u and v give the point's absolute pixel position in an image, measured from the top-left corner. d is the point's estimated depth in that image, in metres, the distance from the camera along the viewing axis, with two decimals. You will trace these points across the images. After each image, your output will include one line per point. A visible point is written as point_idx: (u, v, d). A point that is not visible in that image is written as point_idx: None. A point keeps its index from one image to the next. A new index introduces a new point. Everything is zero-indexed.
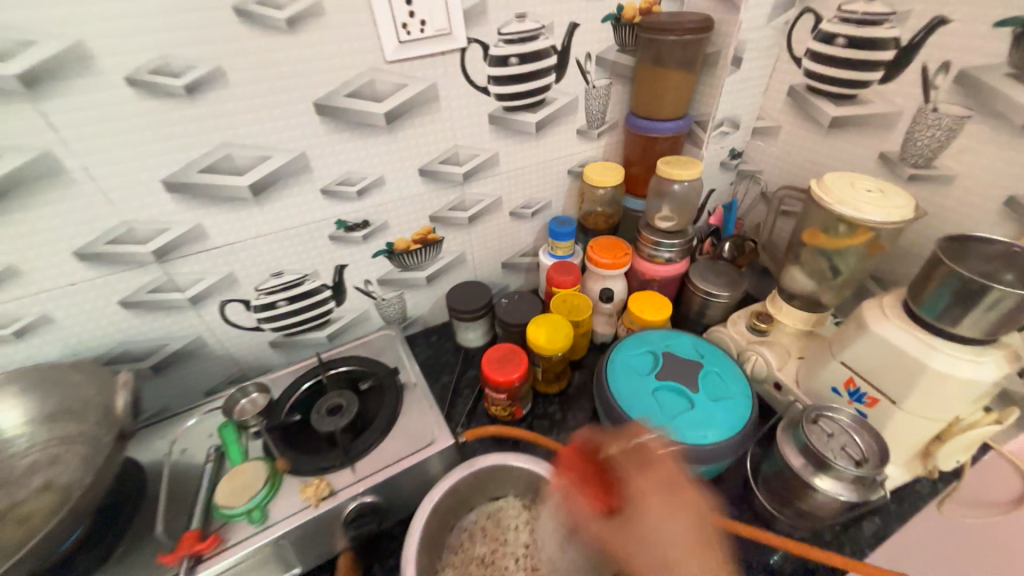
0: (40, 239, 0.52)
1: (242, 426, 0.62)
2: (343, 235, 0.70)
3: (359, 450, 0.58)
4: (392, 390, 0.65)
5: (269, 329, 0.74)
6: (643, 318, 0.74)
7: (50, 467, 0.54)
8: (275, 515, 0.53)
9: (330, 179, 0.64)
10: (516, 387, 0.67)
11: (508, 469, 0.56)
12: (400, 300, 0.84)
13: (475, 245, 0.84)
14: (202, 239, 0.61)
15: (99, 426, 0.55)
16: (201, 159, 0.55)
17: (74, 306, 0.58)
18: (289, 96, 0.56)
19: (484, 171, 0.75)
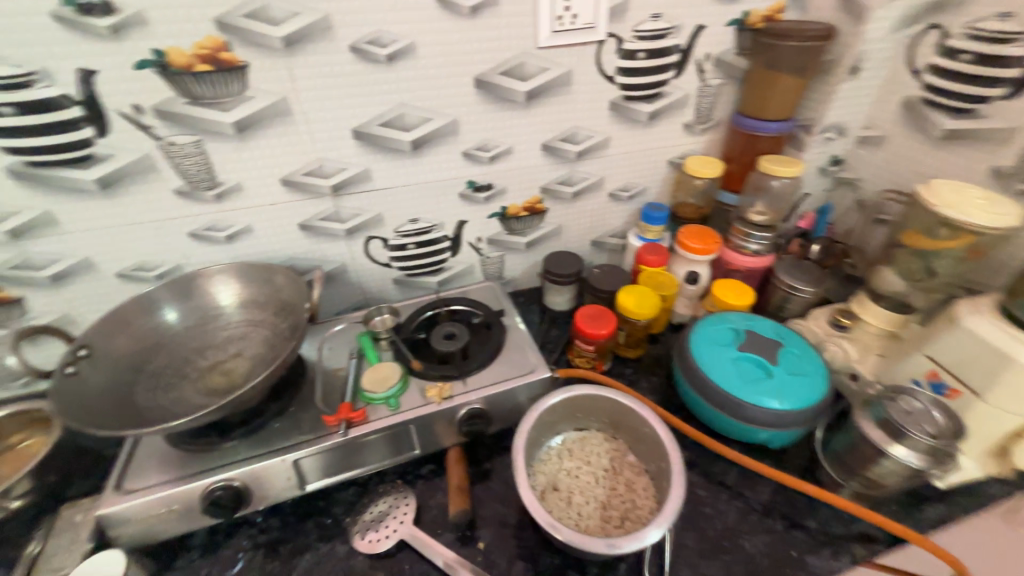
0: (262, 164, 0.68)
1: (374, 336, 0.75)
2: (470, 194, 0.82)
3: (472, 367, 0.70)
4: (497, 327, 0.77)
5: (396, 267, 0.87)
6: (725, 301, 0.80)
7: (241, 340, 0.69)
8: (406, 405, 0.65)
9: (471, 144, 0.76)
10: (603, 343, 0.75)
11: (598, 401, 0.65)
12: (500, 260, 0.95)
13: (574, 219, 0.94)
14: (366, 181, 0.75)
15: (280, 316, 0.70)
16: (383, 114, 0.69)
17: (269, 222, 0.74)
18: (457, 69, 0.68)
19: (595, 152, 0.85)
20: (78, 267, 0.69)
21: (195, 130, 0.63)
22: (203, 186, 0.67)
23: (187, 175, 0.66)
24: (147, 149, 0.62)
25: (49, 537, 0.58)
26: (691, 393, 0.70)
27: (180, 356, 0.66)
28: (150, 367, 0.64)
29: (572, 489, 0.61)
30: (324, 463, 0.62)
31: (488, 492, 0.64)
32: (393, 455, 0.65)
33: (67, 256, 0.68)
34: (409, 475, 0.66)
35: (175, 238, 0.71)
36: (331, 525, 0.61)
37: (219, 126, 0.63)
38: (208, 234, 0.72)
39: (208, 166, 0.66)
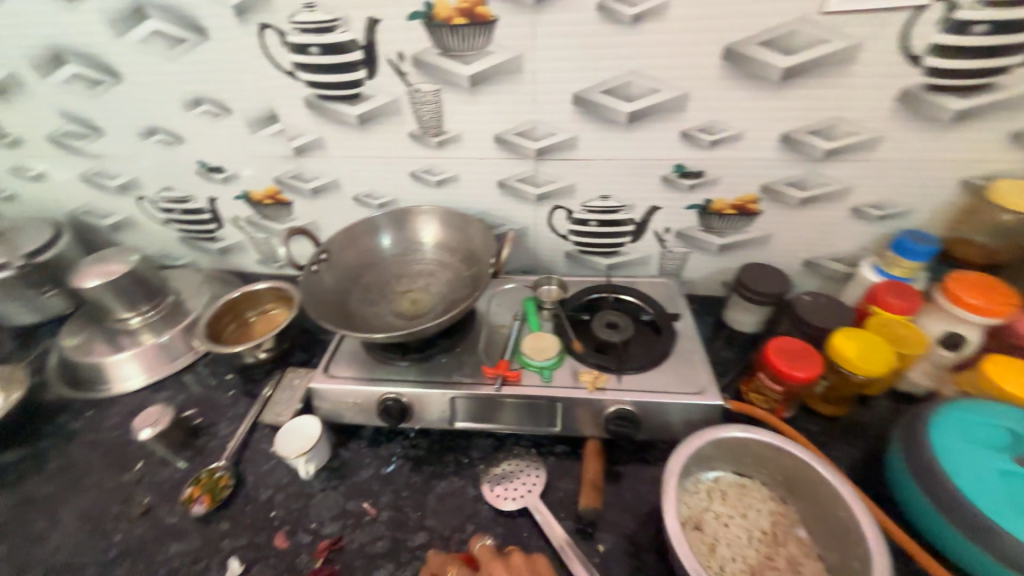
0: (483, 118, 0.71)
1: (539, 304, 0.77)
2: (674, 179, 0.74)
3: (632, 365, 0.65)
4: (667, 330, 0.70)
5: (572, 241, 0.85)
6: (1003, 387, 0.57)
7: (430, 277, 0.76)
8: (557, 381, 0.64)
9: (695, 124, 0.68)
10: (797, 387, 0.62)
11: (778, 454, 0.54)
12: (683, 258, 0.85)
13: (790, 231, 0.78)
14: (570, 149, 0.73)
15: (465, 265, 0.76)
16: (610, 81, 0.65)
17: (474, 174, 0.78)
18: (708, 36, 0.60)
19: (851, 152, 0.67)
20: (330, 185, 0.85)
21: (438, 80, 0.68)
22: (431, 132, 0.74)
23: (422, 120, 0.73)
24: (398, 94, 0.71)
25: (276, 388, 0.76)
26: (912, 489, 0.53)
27: (383, 277, 0.77)
28: (363, 280, 0.76)
29: (718, 537, 0.53)
30: (472, 409, 0.66)
31: (617, 497, 0.61)
32: (532, 424, 0.65)
33: (325, 175, 0.83)
34: (542, 448, 0.67)
35: (399, 175, 0.81)
36: (466, 465, 0.66)
37: (458, 78, 0.68)
38: (424, 176, 0.80)
39: (440, 114, 0.72)
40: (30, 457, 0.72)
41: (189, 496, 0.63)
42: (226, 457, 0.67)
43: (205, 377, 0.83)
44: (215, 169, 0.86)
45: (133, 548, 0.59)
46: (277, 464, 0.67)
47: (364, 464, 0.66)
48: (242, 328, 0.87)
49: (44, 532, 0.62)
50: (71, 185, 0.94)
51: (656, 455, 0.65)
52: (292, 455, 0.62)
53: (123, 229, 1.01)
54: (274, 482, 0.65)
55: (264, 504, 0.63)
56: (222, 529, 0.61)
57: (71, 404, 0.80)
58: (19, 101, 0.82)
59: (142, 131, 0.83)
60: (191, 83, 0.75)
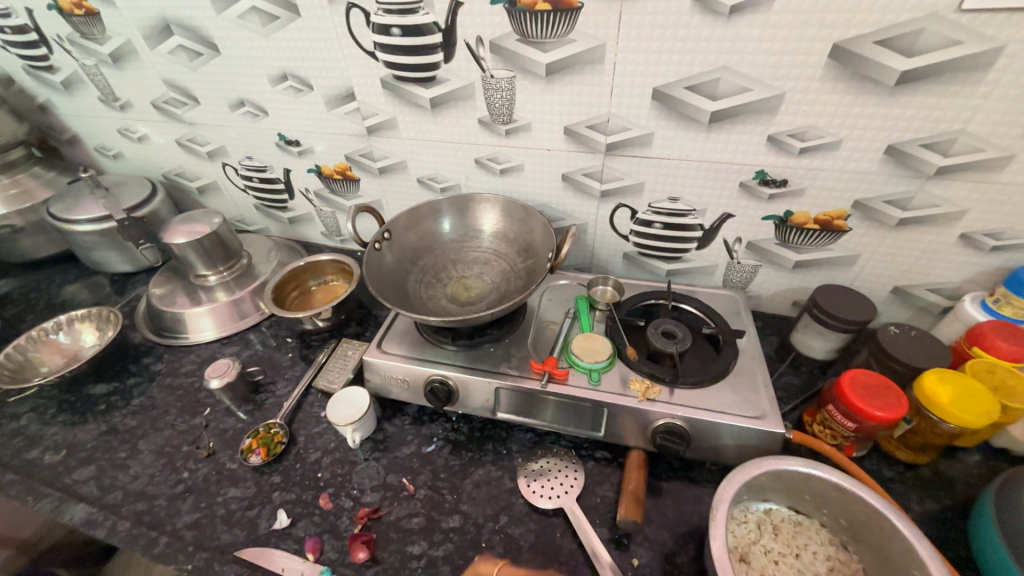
0: (556, 109, 0.70)
1: (592, 304, 0.75)
2: (754, 186, 0.69)
3: (687, 379, 0.62)
4: (728, 347, 0.66)
5: (632, 243, 0.82)
6: None
7: (485, 266, 0.77)
8: (605, 386, 0.63)
9: (785, 128, 0.62)
10: (873, 427, 0.57)
11: (845, 497, 0.49)
12: (752, 271, 0.79)
13: (882, 253, 0.70)
14: (643, 146, 0.70)
15: (522, 257, 0.75)
16: (696, 76, 0.61)
17: (540, 165, 0.77)
18: (815, 32, 0.54)
19: (972, 171, 0.59)
20: (397, 166, 0.86)
21: (514, 67, 0.67)
22: (501, 120, 0.73)
23: (493, 107, 0.72)
24: (473, 79, 0.70)
25: (331, 356, 0.80)
26: (1004, 562, 0.47)
27: (440, 261, 0.78)
28: (420, 263, 0.77)
29: (765, 573, 0.50)
30: (516, 402, 0.65)
31: (657, 513, 0.59)
32: (575, 426, 0.64)
33: (393, 156, 0.85)
34: (582, 450, 0.66)
35: (464, 160, 0.81)
36: (504, 456, 0.66)
37: (534, 66, 0.66)
38: (488, 164, 0.80)
39: (511, 102, 0.71)
40: (118, 391, 0.80)
41: (248, 447, 0.68)
42: (283, 415, 0.72)
43: (269, 338, 0.88)
44: (293, 142, 0.91)
45: (197, 487, 0.65)
46: (327, 429, 0.71)
47: (406, 441, 0.68)
48: (304, 296, 0.92)
49: (125, 459, 0.69)
50: (168, 148, 1.02)
51: (702, 475, 0.62)
52: (342, 423, 0.65)
53: (208, 193, 1.09)
54: (323, 445, 0.69)
55: (312, 464, 0.66)
56: (274, 482, 0.65)
57: (154, 348, 0.88)
58: (132, 68, 0.90)
59: (232, 102, 0.88)
60: (279, 59, 0.79)
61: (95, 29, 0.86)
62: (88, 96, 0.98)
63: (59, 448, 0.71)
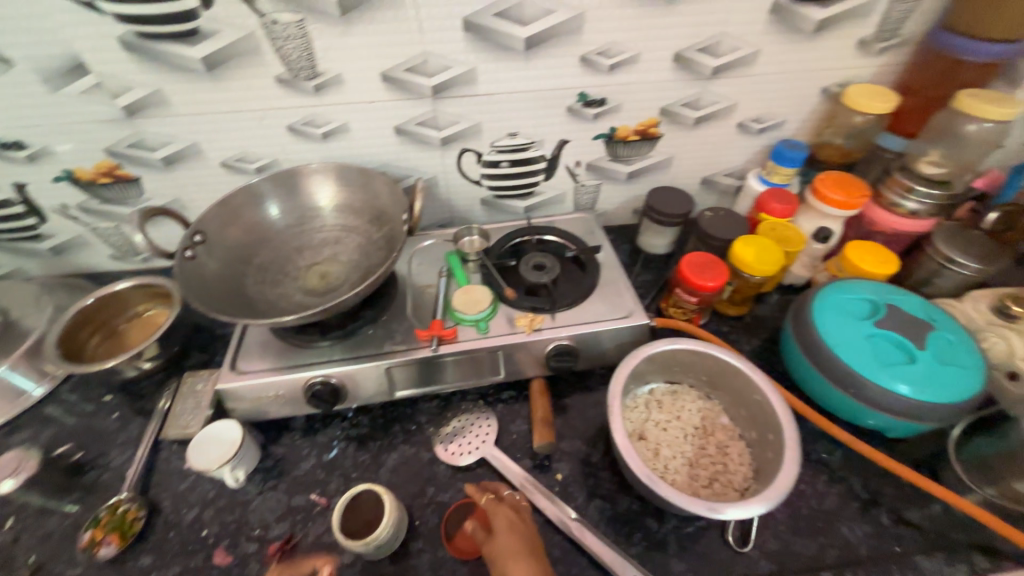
0: (365, 53, 0.62)
1: (463, 257, 0.73)
2: (579, 109, 0.72)
3: (564, 301, 0.66)
4: (591, 263, 0.72)
5: (486, 186, 0.82)
6: (859, 267, 0.69)
7: (336, 245, 0.69)
8: (494, 331, 0.63)
9: (593, 47, 0.65)
10: (709, 295, 0.68)
11: (703, 357, 0.59)
12: (596, 190, 0.86)
13: (688, 151, 0.82)
14: (470, 84, 0.67)
15: (374, 225, 0.69)
16: (500, 2, 0.59)
17: (367, 122, 0.69)
18: None
19: (735, 68, 0.70)
20: (186, 151, 0.70)
21: (300, 8, 0.56)
22: (304, 75, 0.63)
23: (288, 61, 0.61)
24: (251, 27, 0.58)
25: (175, 397, 0.66)
26: (803, 366, 0.63)
27: (281, 252, 0.68)
28: (255, 259, 0.66)
29: (659, 442, 0.58)
30: (412, 375, 0.62)
31: (567, 426, 0.64)
32: (479, 376, 0.64)
33: (176, 139, 0.68)
34: (489, 397, 0.67)
35: (275, 130, 0.69)
36: (415, 431, 0.64)
37: (322, 4, 0.56)
38: (305, 129, 0.69)
39: (310, 52, 0.61)
40: None
41: (92, 540, 0.53)
42: (130, 486, 0.58)
43: (78, 402, 0.69)
44: (12, 145, 0.66)
45: None
46: (199, 479, 0.59)
47: (303, 456, 0.61)
48: (112, 339, 0.72)
49: None
50: None
51: (597, 381, 0.69)
52: (214, 466, 0.55)
53: None
54: (199, 499, 0.58)
55: (191, 525, 0.56)
56: (145, 565, 0.53)
57: None
58: None
59: None
60: None
61: None
62: None
63: None
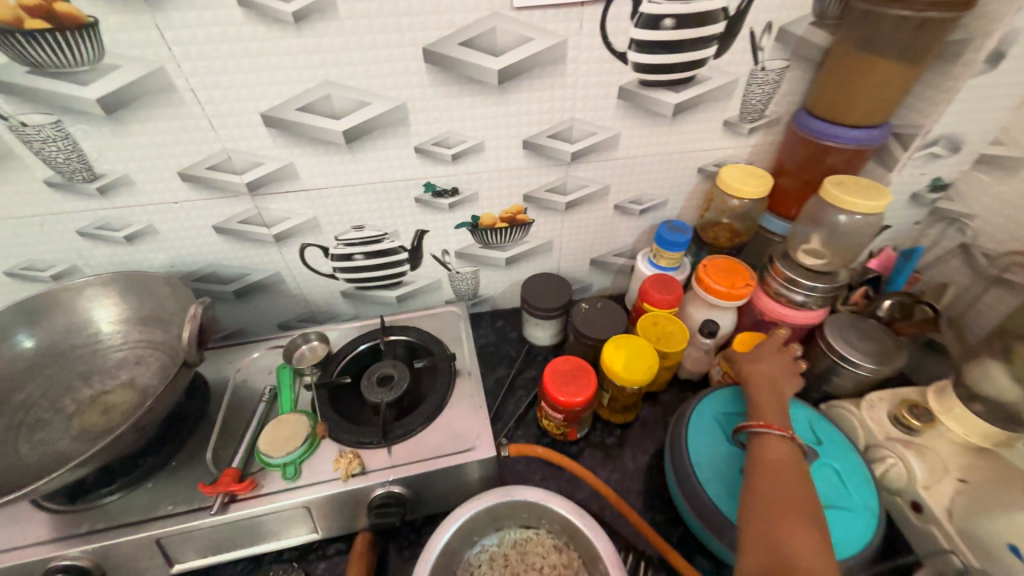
0: (150, 153, 0.53)
1: (298, 371, 0.62)
2: (430, 199, 0.65)
3: (400, 430, 0.56)
4: (445, 375, 0.61)
5: (343, 279, 0.73)
6: None
7: (135, 366, 0.58)
8: (305, 478, 0.52)
9: (426, 138, 0.58)
10: (576, 411, 0.59)
11: (546, 507, 0.49)
12: (474, 277, 0.78)
13: (567, 235, 0.75)
14: (291, 179, 0.59)
15: (177, 340, 0.58)
16: (301, 96, 0.51)
17: (176, 222, 0.60)
18: (398, 36, 0.49)
19: (596, 153, 0.64)
20: None
21: (51, 109, 0.48)
22: (80, 178, 0.53)
23: (55, 164, 0.52)
24: None
25: None
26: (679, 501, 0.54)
27: (59, 382, 0.56)
28: (17, 395, 0.54)
29: None
30: (198, 540, 0.51)
31: None
32: (292, 532, 0.54)
33: None
34: (312, 554, 0.55)
35: (63, 235, 0.59)
36: None
37: (77, 104, 0.48)
38: (101, 233, 0.59)
39: (80, 152, 0.51)
40: None
41: None
42: None
43: None
44: None
45: None
46: None
47: None
48: None
49: None
50: None
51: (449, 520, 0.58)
52: None
53: None
54: None
55: None
56: None
57: None
58: None
59: None
60: None
61: None
62: None
63: None
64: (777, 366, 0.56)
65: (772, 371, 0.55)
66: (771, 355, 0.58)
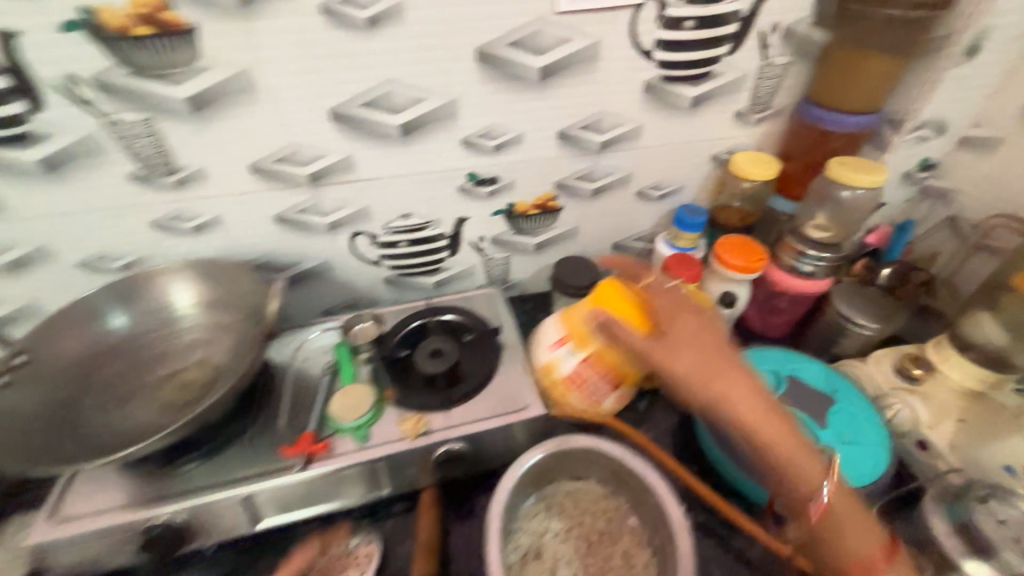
0: (225, 148, 0.58)
1: (355, 348, 0.67)
2: (472, 188, 0.71)
3: (457, 395, 0.61)
4: (491, 347, 0.67)
5: (387, 266, 0.78)
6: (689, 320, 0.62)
7: (207, 346, 0.62)
8: (376, 438, 0.57)
9: (472, 131, 0.64)
10: (615, 374, 0.65)
11: (599, 454, 0.55)
12: (506, 262, 0.84)
13: (592, 220, 0.81)
14: (350, 171, 0.64)
15: (247, 321, 0.62)
16: (366, 93, 0.57)
17: (241, 213, 0.65)
18: (455, 38, 0.55)
19: (622, 143, 0.71)
20: (38, 255, 0.63)
21: (145, 108, 0.53)
22: (161, 172, 0.59)
23: (141, 159, 0.57)
24: (91, 129, 0.54)
25: None
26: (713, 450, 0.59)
27: (139, 362, 0.60)
28: (103, 373, 0.59)
29: (557, 559, 0.53)
30: (276, 501, 0.54)
31: (463, 539, 0.58)
32: (358, 493, 0.58)
33: (24, 243, 0.62)
34: (379, 512, 0.60)
35: (137, 227, 0.63)
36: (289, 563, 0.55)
37: (168, 102, 0.53)
38: (172, 224, 0.64)
39: (163, 148, 0.57)
40: None
41: None
42: None
43: None
44: None
45: None
46: None
47: None
48: None
49: None
50: None
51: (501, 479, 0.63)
52: None
53: None
54: None
55: None
56: None
57: None
58: None
59: None
60: None
61: None
62: None
63: None
64: (692, 352, 0.54)
65: (693, 362, 0.53)
66: (690, 340, 0.55)
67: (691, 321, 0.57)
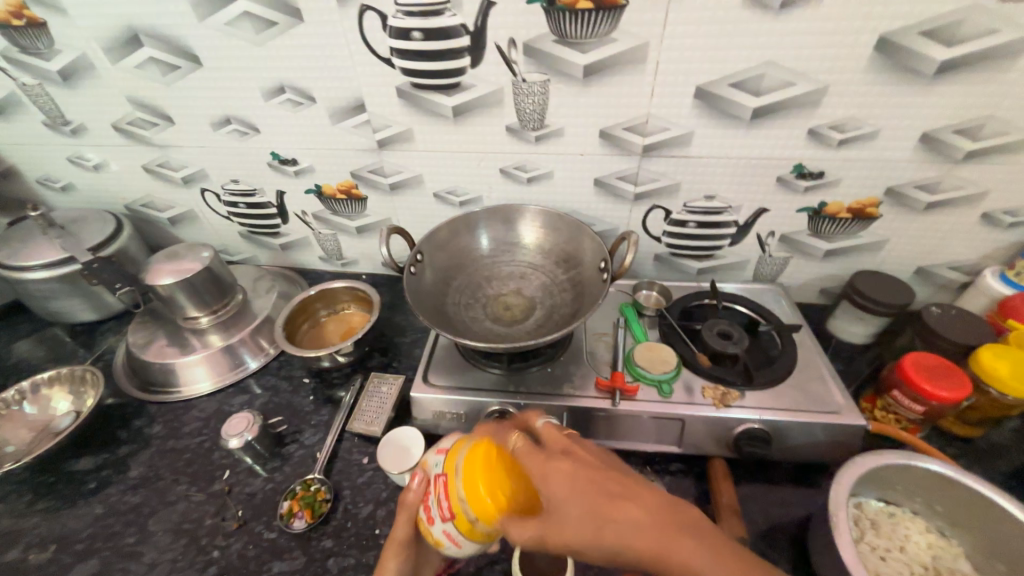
0: (591, 112, 0.67)
1: (639, 310, 0.73)
2: (791, 179, 0.69)
3: (758, 379, 0.61)
4: (788, 343, 0.65)
5: (665, 243, 0.81)
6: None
7: (521, 280, 0.73)
8: (676, 397, 0.60)
9: (825, 121, 0.62)
10: (941, 407, 0.58)
11: (951, 484, 0.49)
12: (783, 263, 0.81)
13: (907, 236, 0.73)
14: (682, 146, 0.68)
15: (562, 268, 0.72)
16: (741, 73, 0.60)
17: (572, 171, 0.74)
18: (862, 23, 0.54)
19: (998, 153, 0.62)
20: (410, 181, 0.80)
21: (550, 71, 0.63)
22: (531, 126, 0.69)
23: (523, 113, 0.68)
24: (502, 83, 0.66)
25: (361, 395, 0.72)
26: None
27: (474, 279, 0.73)
28: (453, 282, 0.72)
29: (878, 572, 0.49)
30: (579, 421, 0.62)
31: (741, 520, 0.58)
32: (644, 441, 0.62)
33: (407, 169, 0.79)
34: (656, 466, 0.63)
35: (488, 170, 0.76)
36: None
37: (570, 67, 0.62)
38: (515, 172, 0.75)
39: (543, 107, 0.67)
40: (110, 463, 0.68)
41: (288, 511, 0.59)
42: (320, 468, 0.64)
43: (283, 379, 0.79)
44: (289, 161, 0.82)
45: (234, 567, 0.56)
46: (374, 476, 0.63)
47: None
48: (316, 329, 0.83)
49: (136, 546, 0.59)
50: (132, 175, 0.90)
51: (781, 476, 0.62)
52: (398, 470, 0.58)
53: (182, 223, 0.97)
54: (373, 497, 0.61)
55: (366, 520, 0.59)
56: (326, 547, 0.57)
57: (144, 408, 0.76)
58: (88, 86, 0.77)
59: (216, 120, 0.78)
60: (276, 71, 0.70)
61: (40, 42, 0.72)
62: (30, 120, 0.84)
63: (46, 544, 0.60)
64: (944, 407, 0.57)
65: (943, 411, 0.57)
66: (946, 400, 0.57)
67: (562, 460, 0.40)
